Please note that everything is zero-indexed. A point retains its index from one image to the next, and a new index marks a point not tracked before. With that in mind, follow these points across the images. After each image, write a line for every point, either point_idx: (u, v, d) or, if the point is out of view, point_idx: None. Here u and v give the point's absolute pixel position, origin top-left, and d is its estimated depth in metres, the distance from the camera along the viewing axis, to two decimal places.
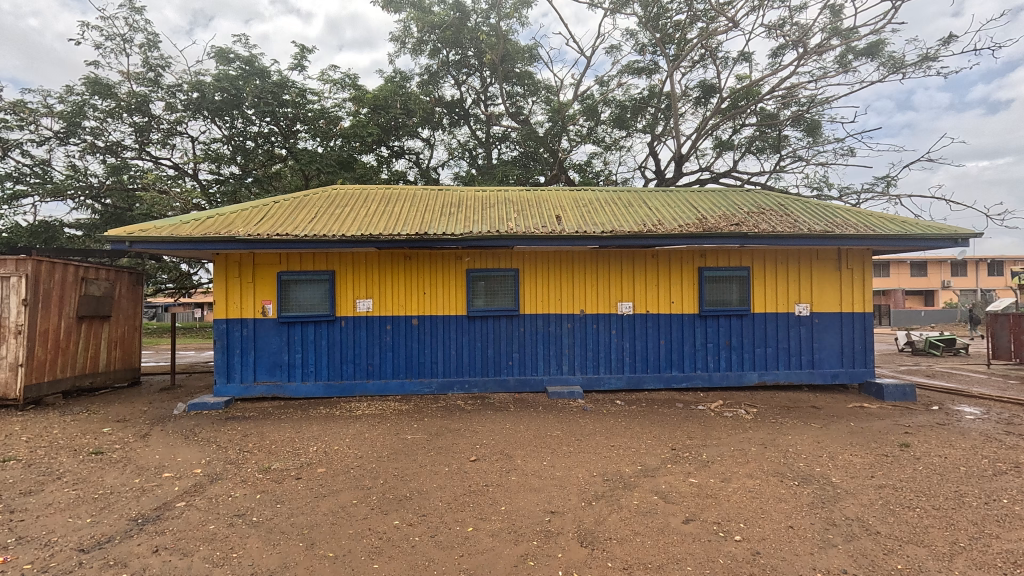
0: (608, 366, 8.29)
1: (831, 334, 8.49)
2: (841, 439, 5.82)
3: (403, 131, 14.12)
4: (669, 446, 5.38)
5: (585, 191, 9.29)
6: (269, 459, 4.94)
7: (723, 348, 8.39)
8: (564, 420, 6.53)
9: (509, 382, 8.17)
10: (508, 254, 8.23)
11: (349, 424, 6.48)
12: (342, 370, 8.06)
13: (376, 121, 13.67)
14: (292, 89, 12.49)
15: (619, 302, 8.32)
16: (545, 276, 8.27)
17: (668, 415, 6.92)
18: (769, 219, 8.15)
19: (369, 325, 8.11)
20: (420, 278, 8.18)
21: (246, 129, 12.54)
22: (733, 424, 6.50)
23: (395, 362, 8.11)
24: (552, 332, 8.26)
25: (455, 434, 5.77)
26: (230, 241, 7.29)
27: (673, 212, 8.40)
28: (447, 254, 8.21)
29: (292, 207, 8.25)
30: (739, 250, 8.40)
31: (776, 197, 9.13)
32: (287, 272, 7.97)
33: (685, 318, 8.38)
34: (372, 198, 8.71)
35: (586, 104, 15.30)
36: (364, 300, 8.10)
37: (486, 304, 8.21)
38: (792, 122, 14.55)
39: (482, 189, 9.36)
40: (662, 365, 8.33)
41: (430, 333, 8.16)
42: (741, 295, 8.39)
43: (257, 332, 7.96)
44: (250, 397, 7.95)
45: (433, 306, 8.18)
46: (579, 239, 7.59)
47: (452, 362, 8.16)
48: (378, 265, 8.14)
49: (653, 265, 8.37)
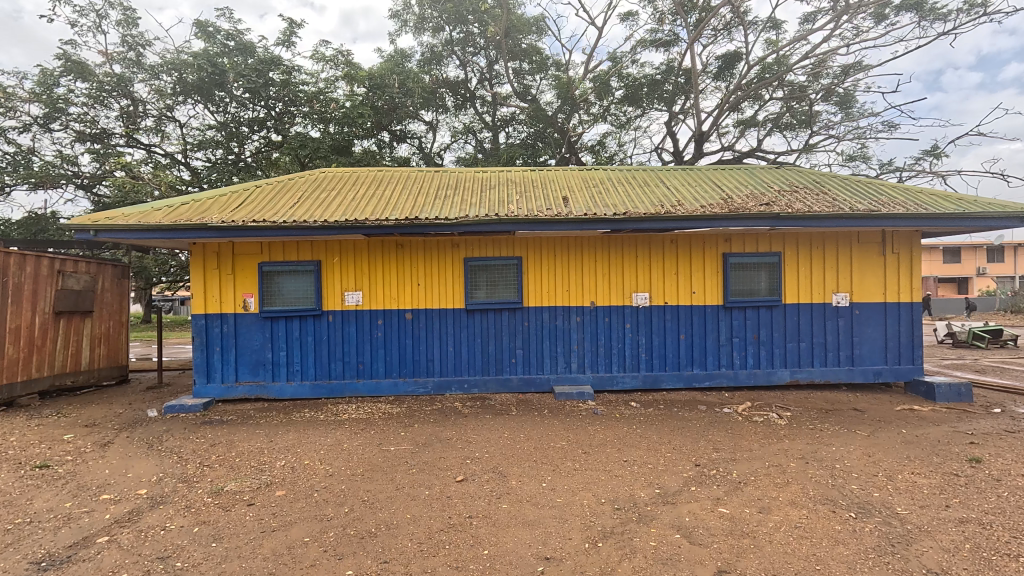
0: (621, 364, 7.50)
1: (874, 327, 7.57)
2: (895, 452, 4.97)
3: (404, 114, 13.39)
4: (692, 462, 4.59)
5: (596, 171, 8.45)
6: (227, 478, 4.29)
7: (750, 343, 7.54)
8: (569, 426, 5.79)
9: (513, 382, 7.44)
10: (510, 241, 7.46)
11: (330, 430, 5.82)
12: (330, 369, 7.42)
13: (375, 104, 12.96)
14: (285, 69, 11.80)
15: (634, 293, 7.51)
16: (551, 265, 7.48)
17: (689, 420, 6.12)
18: (804, 197, 7.24)
19: (359, 320, 7.43)
20: (413, 269, 7.46)
21: (239, 114, 11.96)
22: (765, 432, 5.68)
23: (388, 360, 7.43)
24: (559, 327, 7.49)
25: (445, 445, 5.06)
26: (203, 229, 6.64)
27: (695, 191, 7.53)
28: (443, 241, 7.46)
29: (276, 192, 7.59)
30: (768, 234, 7.51)
31: (811, 174, 8.17)
32: (270, 263, 7.34)
33: (708, 310, 7.54)
34: (363, 181, 7.99)
35: (598, 82, 14.39)
36: (353, 293, 7.42)
37: (486, 296, 7.46)
38: (823, 94, 13.46)
39: (482, 170, 8.56)
40: (682, 362, 7.51)
41: (426, 329, 7.46)
42: (771, 284, 7.50)
43: (238, 328, 7.35)
44: (231, 398, 7.36)
45: (428, 298, 7.46)
46: (589, 222, 6.78)
47: (450, 361, 7.45)
48: (368, 254, 7.44)
49: (672, 251, 7.52)
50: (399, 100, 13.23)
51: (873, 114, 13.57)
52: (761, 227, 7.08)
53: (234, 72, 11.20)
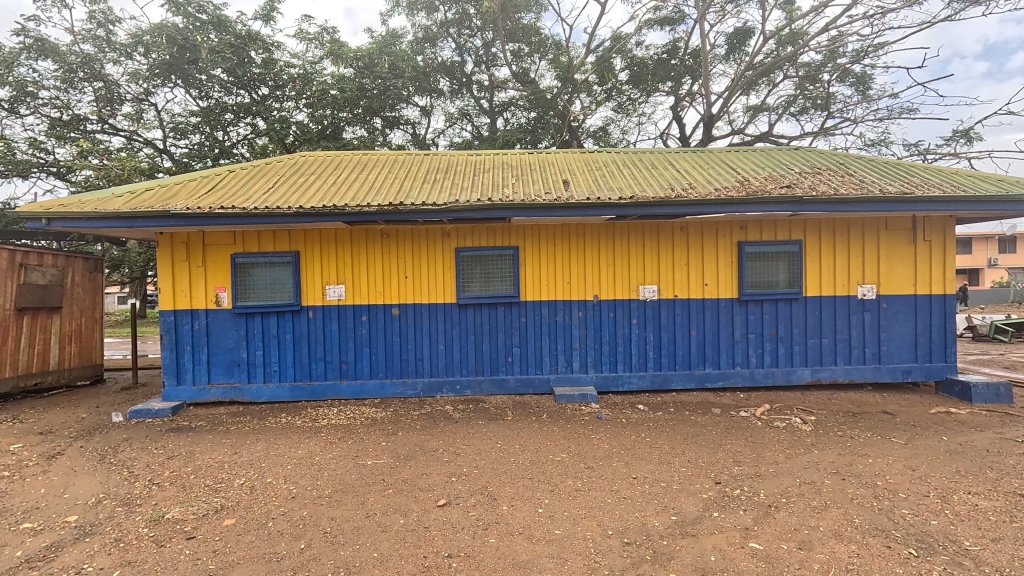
0: (627, 364, 6.90)
1: (902, 321, 6.94)
2: (942, 466, 4.37)
3: (395, 97, 12.72)
4: (711, 480, 3.99)
5: (600, 154, 7.80)
6: (173, 502, 3.71)
7: (768, 340, 6.93)
8: (570, 433, 5.20)
9: (509, 383, 6.84)
10: (505, 230, 6.83)
11: (305, 438, 5.24)
12: (311, 369, 6.83)
13: (365, 88, 12.32)
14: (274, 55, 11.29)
15: (640, 286, 6.88)
16: (550, 255, 6.85)
17: (704, 426, 5.52)
18: (828, 179, 6.59)
19: (341, 316, 6.83)
20: (400, 260, 6.84)
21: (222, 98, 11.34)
22: (790, 440, 5.08)
23: (373, 360, 6.84)
24: (560, 323, 6.88)
25: (430, 459, 4.47)
26: (166, 216, 6.03)
27: (708, 174, 6.89)
28: (432, 229, 6.84)
29: (250, 177, 6.98)
30: (788, 221, 6.87)
31: (834, 155, 7.51)
32: (243, 254, 6.74)
33: (721, 305, 6.92)
34: (345, 165, 7.36)
35: (600, 64, 13.72)
36: (335, 287, 6.81)
37: (480, 290, 6.83)
38: (839, 75, 12.75)
39: (476, 153, 7.91)
40: (693, 361, 6.91)
41: (414, 325, 6.86)
42: (791, 275, 6.87)
43: (211, 325, 6.77)
44: (204, 402, 6.79)
45: (416, 292, 6.85)
46: (592, 208, 6.15)
47: (440, 360, 6.86)
48: (351, 245, 6.83)
49: (683, 239, 6.89)
50: (390, 82, 12.56)
51: (891, 95, 12.86)
52: (781, 213, 6.45)
53: (213, 50, 10.54)
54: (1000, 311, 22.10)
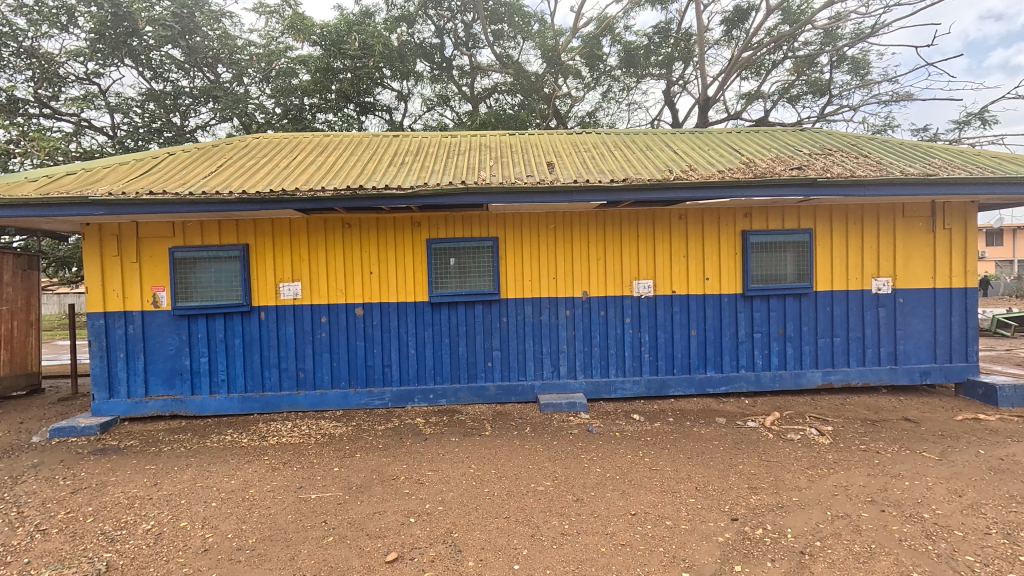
0: (620, 368, 6.20)
1: (920, 318, 6.33)
2: (991, 489, 3.73)
3: (367, 81, 11.97)
4: (725, 516, 3.29)
5: (588, 135, 7.05)
6: (49, 561, 2.92)
7: (775, 340, 6.27)
8: (556, 452, 4.48)
9: (489, 391, 6.10)
10: (483, 219, 6.07)
11: (244, 462, 4.46)
12: (264, 379, 6.03)
13: (336, 71, 11.53)
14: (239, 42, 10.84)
15: (634, 281, 6.18)
16: (535, 247, 6.11)
17: (710, 441, 4.83)
18: (842, 161, 5.93)
19: (298, 317, 6.04)
20: (365, 254, 6.05)
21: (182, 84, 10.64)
22: (809, 457, 4.40)
23: (335, 367, 6.06)
24: (545, 324, 6.15)
25: (387, 491, 3.71)
26: (84, 203, 5.17)
27: (708, 155, 6.19)
28: (401, 218, 6.05)
29: (190, 160, 6.12)
30: (796, 207, 6.21)
31: (843, 136, 6.85)
32: (183, 248, 5.88)
33: (724, 301, 6.24)
34: (303, 147, 6.53)
35: (587, 48, 13.03)
36: (290, 285, 6.00)
37: (455, 287, 6.06)
38: (836, 60, 12.15)
39: (451, 135, 7.12)
40: (694, 364, 6.23)
41: (381, 327, 6.08)
42: (800, 268, 6.21)
43: (148, 330, 5.93)
44: (141, 417, 5.95)
45: (382, 290, 6.07)
46: (581, 192, 5.42)
47: (411, 366, 6.09)
48: (308, 237, 6.02)
49: (681, 229, 6.19)
50: (363, 62, 11.67)
51: (890, 81, 12.30)
52: (791, 198, 5.77)
53: (155, 24, 9.82)
54: (996, 305, 21.69)
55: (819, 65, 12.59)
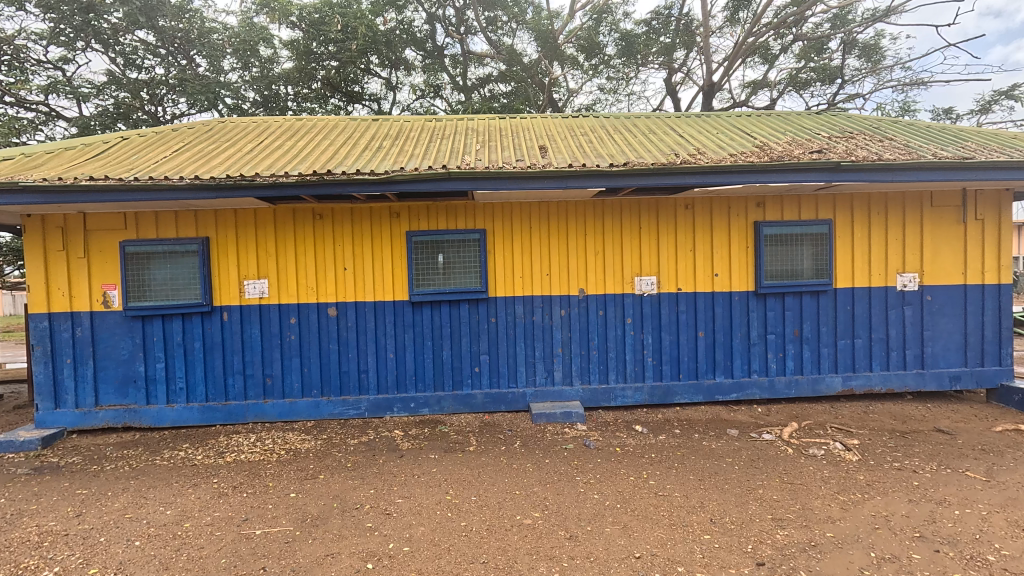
0: (620, 373, 5.63)
1: (949, 317, 5.77)
2: None
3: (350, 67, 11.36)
4: (749, 560, 2.73)
5: (585, 118, 6.47)
6: None
7: (790, 342, 5.71)
8: (548, 473, 3.91)
9: (476, 399, 5.53)
10: (469, 209, 5.49)
11: (190, 485, 3.89)
12: (227, 386, 5.45)
13: (313, 54, 11.08)
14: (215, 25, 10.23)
15: (636, 277, 5.61)
16: (526, 240, 5.54)
17: (722, 458, 4.26)
18: (866, 144, 5.36)
19: (264, 319, 5.46)
20: (338, 248, 5.47)
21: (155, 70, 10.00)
22: (838, 478, 3.83)
23: (306, 373, 5.49)
24: (538, 325, 5.58)
25: (347, 525, 3.15)
26: (16, 191, 4.56)
27: (717, 139, 5.61)
28: (378, 208, 5.47)
29: (145, 144, 5.51)
30: (814, 196, 5.65)
31: (863, 119, 6.27)
32: (135, 241, 5.29)
33: (734, 299, 5.68)
34: (272, 131, 5.93)
35: (584, 34, 12.44)
36: (255, 282, 5.42)
37: (438, 285, 5.48)
38: (846, 44, 11.59)
39: (436, 118, 6.53)
40: (701, 369, 5.67)
41: (357, 329, 5.51)
42: (818, 263, 5.65)
43: (98, 332, 5.35)
44: (90, 429, 5.37)
45: (358, 288, 5.49)
46: (577, 178, 4.84)
47: (390, 373, 5.52)
48: (275, 229, 5.44)
49: (687, 220, 5.62)
50: (343, 44, 11.12)
51: (902, 67, 11.74)
52: (809, 185, 5.20)
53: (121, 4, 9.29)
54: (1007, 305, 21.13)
55: (827, 51, 12.02)
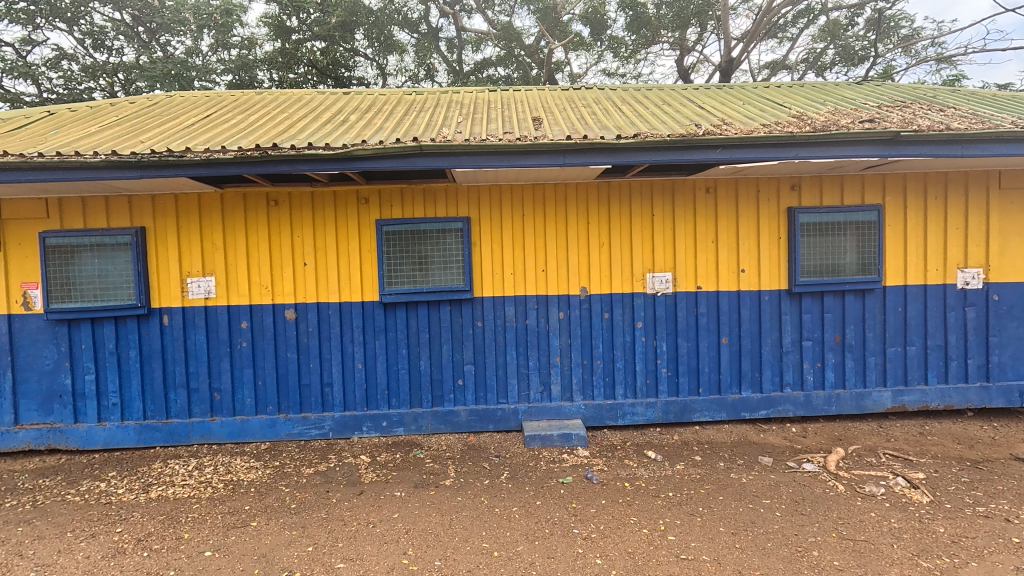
0: (629, 387, 4.79)
1: (1019, 320, 4.87)
2: None
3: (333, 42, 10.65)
4: None
5: (587, 90, 5.61)
6: None
7: (830, 350, 4.83)
8: (537, 524, 3.09)
9: (459, 418, 4.71)
10: (450, 193, 4.65)
11: (88, 536, 3.09)
12: (168, 402, 4.66)
13: (289, 30, 10.42)
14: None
15: (648, 274, 4.76)
16: (517, 230, 4.70)
17: (758, 500, 3.41)
18: (925, 112, 4.47)
19: (211, 323, 4.66)
20: (298, 240, 4.67)
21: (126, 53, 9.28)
22: (912, 533, 2.97)
23: (260, 387, 4.69)
24: (532, 330, 4.74)
25: None
26: None
27: (744, 109, 4.73)
28: (343, 194, 4.65)
29: (72, 118, 4.70)
30: (859, 177, 4.77)
31: (913, 88, 5.37)
32: (58, 232, 4.49)
33: (763, 299, 4.81)
34: (224, 105, 5.10)
35: (590, 11, 11.64)
36: (200, 280, 4.63)
37: (413, 283, 4.66)
38: (875, 19, 10.71)
39: (416, 92, 5.69)
40: (724, 382, 4.81)
41: (320, 336, 4.70)
42: (863, 256, 4.78)
43: (18, 339, 4.57)
44: (9, 452, 4.60)
45: (320, 287, 4.69)
46: (576, 152, 3.98)
47: (358, 387, 4.71)
48: (224, 218, 4.63)
49: (708, 205, 4.76)
50: (322, 18, 10.44)
51: (935, 44, 10.83)
52: (858, 162, 4.32)
53: None
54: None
55: (853, 27, 11.14)
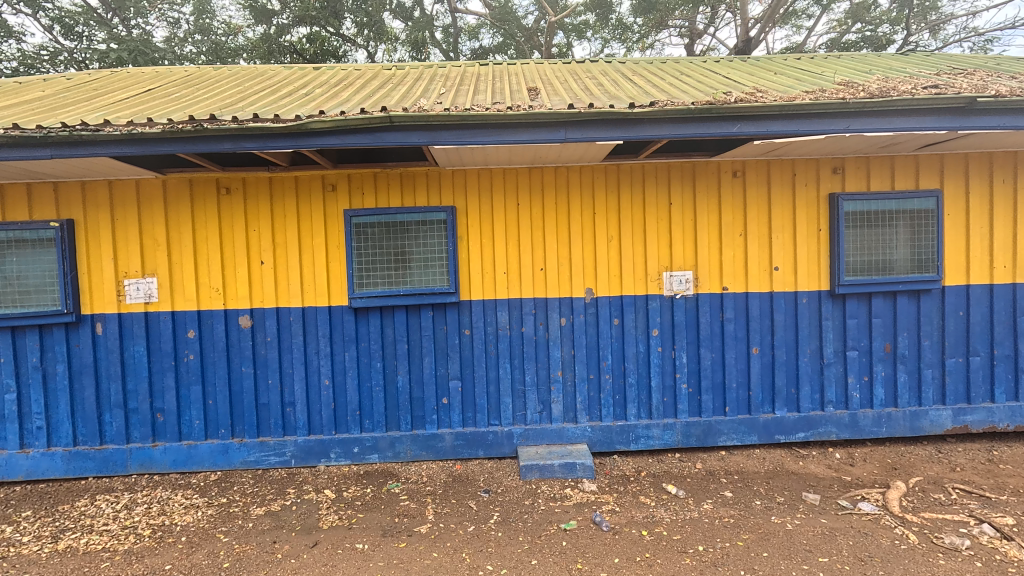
0: (642, 406, 4.08)
1: None
2: None
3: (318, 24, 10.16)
4: None
5: (593, 64, 4.91)
6: None
7: (880, 361, 4.11)
8: None
9: (443, 443, 4.02)
10: (432, 178, 3.96)
11: None
12: (102, 425, 3.97)
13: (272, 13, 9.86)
14: None
15: (665, 273, 4.05)
16: (511, 222, 4.01)
17: (811, 558, 2.71)
18: (996, 79, 3.75)
19: (153, 332, 3.97)
20: (254, 235, 3.98)
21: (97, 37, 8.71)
22: None
23: (210, 407, 4.00)
24: (529, 340, 4.04)
25: None
26: None
27: (778, 78, 4.02)
28: (306, 180, 3.96)
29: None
30: (913, 158, 4.05)
31: (969, 58, 4.65)
32: None
33: (800, 302, 4.09)
34: (172, 79, 4.42)
35: None
36: (139, 281, 3.95)
37: (390, 285, 3.97)
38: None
39: (398, 67, 5.00)
40: (755, 400, 4.10)
41: (280, 347, 4.01)
42: (918, 251, 4.05)
43: None
44: None
45: (280, 290, 4.00)
46: (581, 125, 3.28)
47: (325, 407, 4.02)
48: (167, 209, 3.94)
49: (735, 192, 4.05)
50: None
51: (967, 26, 10.08)
52: (919, 138, 3.61)
53: None
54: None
55: (876, 9, 10.42)
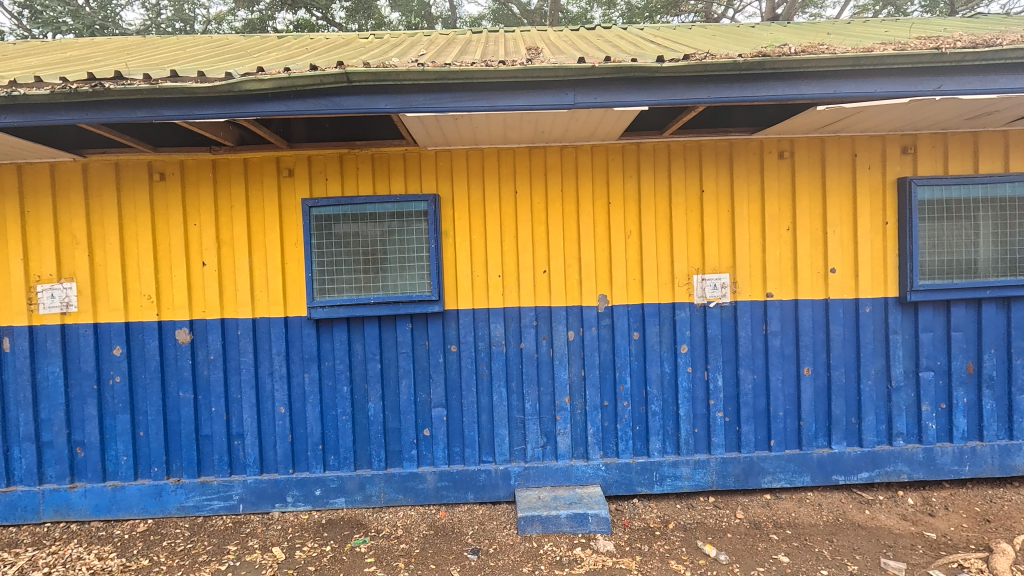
0: (668, 439, 3.33)
1: None
2: None
3: (306, 9, 9.43)
4: None
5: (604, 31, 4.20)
6: None
7: (961, 385, 3.34)
8: None
9: (425, 485, 3.28)
10: (409, 161, 3.25)
11: None
12: (10, 462, 3.26)
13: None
14: None
15: (695, 277, 3.31)
16: (506, 215, 3.28)
17: None
18: None
19: (70, 351, 3.26)
20: (194, 231, 3.27)
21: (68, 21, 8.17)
22: None
23: (141, 440, 3.28)
24: (529, 358, 3.30)
25: None
26: None
27: (833, 36, 3.27)
28: (257, 163, 3.25)
29: None
30: (1001, 134, 3.29)
31: None
32: None
33: (863, 312, 3.33)
34: (106, 47, 3.73)
35: None
36: (54, 288, 3.23)
37: (358, 292, 3.24)
38: None
39: (377, 37, 4.30)
40: (807, 432, 3.33)
41: (226, 367, 3.29)
42: (1008, 249, 3.29)
43: None
44: None
45: (226, 298, 3.28)
46: (594, 86, 2.55)
47: (280, 440, 3.29)
48: (87, 200, 3.24)
49: (780, 179, 3.30)
50: None
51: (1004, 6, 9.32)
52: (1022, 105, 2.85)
53: None
54: None
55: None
